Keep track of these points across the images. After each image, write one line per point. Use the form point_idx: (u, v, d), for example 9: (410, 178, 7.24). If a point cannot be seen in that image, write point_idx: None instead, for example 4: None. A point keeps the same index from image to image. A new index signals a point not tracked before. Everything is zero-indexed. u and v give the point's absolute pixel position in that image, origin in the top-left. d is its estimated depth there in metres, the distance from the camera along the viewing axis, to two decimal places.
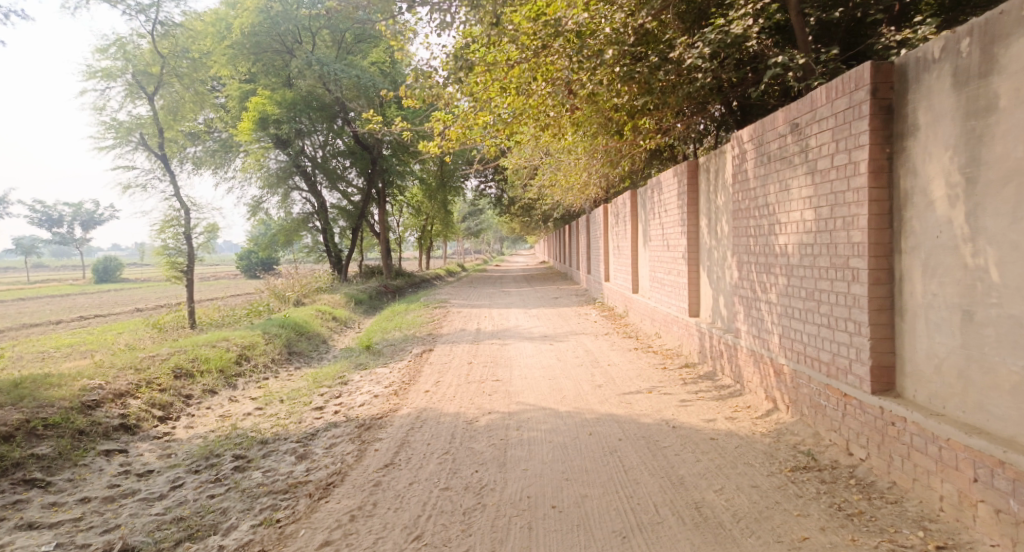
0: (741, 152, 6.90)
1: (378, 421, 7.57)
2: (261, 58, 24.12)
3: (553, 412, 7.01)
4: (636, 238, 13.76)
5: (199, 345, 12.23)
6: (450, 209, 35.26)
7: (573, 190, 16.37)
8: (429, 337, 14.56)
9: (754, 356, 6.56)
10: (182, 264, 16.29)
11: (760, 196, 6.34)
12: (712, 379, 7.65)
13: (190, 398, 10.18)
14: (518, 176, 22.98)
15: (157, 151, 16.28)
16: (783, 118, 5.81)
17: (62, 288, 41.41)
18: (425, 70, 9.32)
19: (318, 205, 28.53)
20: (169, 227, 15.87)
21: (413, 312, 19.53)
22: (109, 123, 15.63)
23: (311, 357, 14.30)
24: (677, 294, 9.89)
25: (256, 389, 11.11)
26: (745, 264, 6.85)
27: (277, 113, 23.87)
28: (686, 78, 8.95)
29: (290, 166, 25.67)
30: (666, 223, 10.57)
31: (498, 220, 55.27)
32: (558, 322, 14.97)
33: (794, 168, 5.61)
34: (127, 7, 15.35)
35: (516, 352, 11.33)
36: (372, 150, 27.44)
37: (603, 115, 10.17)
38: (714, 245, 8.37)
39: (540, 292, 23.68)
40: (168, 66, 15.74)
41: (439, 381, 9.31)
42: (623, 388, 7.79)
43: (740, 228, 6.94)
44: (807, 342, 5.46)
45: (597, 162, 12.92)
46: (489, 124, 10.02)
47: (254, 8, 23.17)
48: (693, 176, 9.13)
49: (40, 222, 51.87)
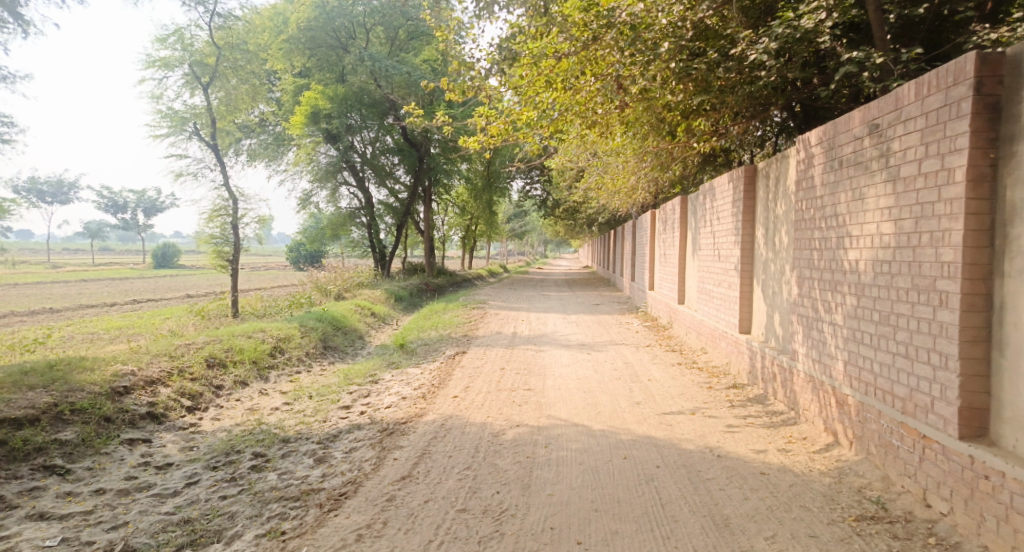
0: (807, 156, 6.29)
1: (402, 426, 7.13)
2: (316, 52, 23.90)
3: (586, 429, 6.49)
4: (684, 247, 13.14)
5: (233, 335, 11.99)
6: (495, 210, 34.96)
7: (620, 194, 15.81)
8: (465, 339, 14.13)
9: (813, 381, 5.94)
10: (228, 254, 16.20)
11: (828, 206, 5.73)
12: (763, 404, 7.04)
13: (221, 389, 9.66)
14: (565, 178, 22.50)
15: (211, 141, 16.22)
16: (860, 119, 5.20)
17: (118, 271, 42.21)
18: (470, 60, 8.82)
19: (365, 201, 28.46)
20: (217, 216, 15.78)
21: (452, 311, 19.19)
22: (164, 111, 15.64)
23: (346, 353, 13.98)
24: (727, 308, 9.27)
25: (287, 382, 10.73)
26: (806, 280, 6.23)
27: (328, 108, 23.82)
28: (748, 77, 8.34)
29: (339, 161, 25.59)
30: (718, 231, 9.95)
31: (544, 224, 54.92)
32: (598, 330, 14.42)
33: (871, 176, 4.99)
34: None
35: (553, 359, 10.82)
36: (419, 148, 27.27)
37: (656, 115, 9.59)
38: (771, 258, 7.75)
39: (582, 297, 23.13)
40: (225, 59, 15.84)
41: (469, 387, 8.86)
42: (664, 407, 7.23)
43: (802, 240, 6.32)
44: (878, 373, 4.84)
45: (647, 165, 12.36)
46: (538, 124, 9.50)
47: (311, 2, 23.19)
48: (750, 182, 8.51)
49: (102, 207, 53.14)
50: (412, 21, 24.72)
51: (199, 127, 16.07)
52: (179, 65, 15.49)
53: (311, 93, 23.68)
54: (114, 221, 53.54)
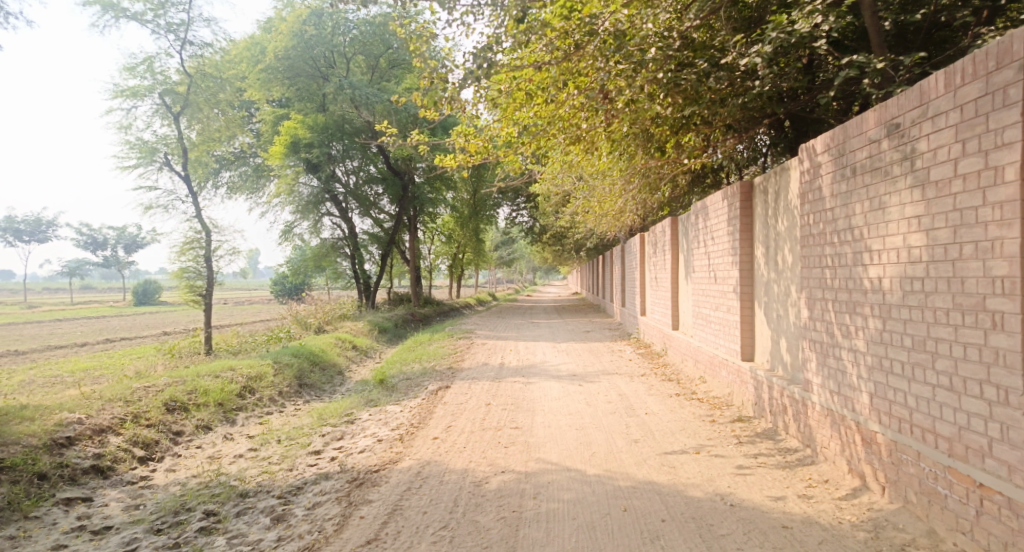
0: (812, 165, 5.73)
1: (373, 476, 6.39)
2: (296, 82, 23.37)
3: (578, 475, 5.80)
4: (676, 270, 12.56)
5: (201, 376, 11.22)
6: (482, 237, 34.47)
7: (607, 218, 15.25)
8: (449, 371, 13.42)
9: (832, 416, 5.31)
10: (202, 288, 15.44)
11: (839, 218, 5.16)
12: (775, 441, 6.38)
13: (180, 435, 8.91)
14: (550, 203, 21.99)
15: (184, 172, 15.55)
16: (875, 119, 4.64)
17: (100, 310, 41.10)
18: (442, 71, 8.19)
19: (348, 232, 27.77)
20: (189, 250, 15.06)
21: (437, 342, 18.48)
22: (132, 141, 14.96)
23: (324, 391, 13.22)
24: (727, 334, 8.66)
25: (257, 425, 9.95)
26: (817, 303, 5.63)
27: (308, 137, 23.09)
28: (740, 87, 7.84)
29: (321, 193, 24.90)
30: (712, 252, 9.38)
31: (532, 251, 54.54)
32: (589, 359, 13.75)
33: (892, 182, 4.42)
34: (158, 27, 14.87)
35: (542, 392, 10.14)
36: (403, 176, 26.94)
37: (643, 131, 9.03)
38: (773, 279, 7.16)
39: (571, 324, 22.53)
40: (198, 87, 15.25)
41: (450, 427, 8.14)
42: (664, 446, 6.56)
43: (811, 259, 5.72)
44: (914, 408, 4.21)
45: (634, 186, 11.84)
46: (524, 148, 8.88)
47: (289, 31, 22.75)
48: (747, 198, 7.94)
49: (84, 245, 52.11)
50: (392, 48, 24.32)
51: (171, 158, 15.42)
52: (149, 94, 14.86)
53: (290, 122, 22.98)
54: (97, 259, 52.57)
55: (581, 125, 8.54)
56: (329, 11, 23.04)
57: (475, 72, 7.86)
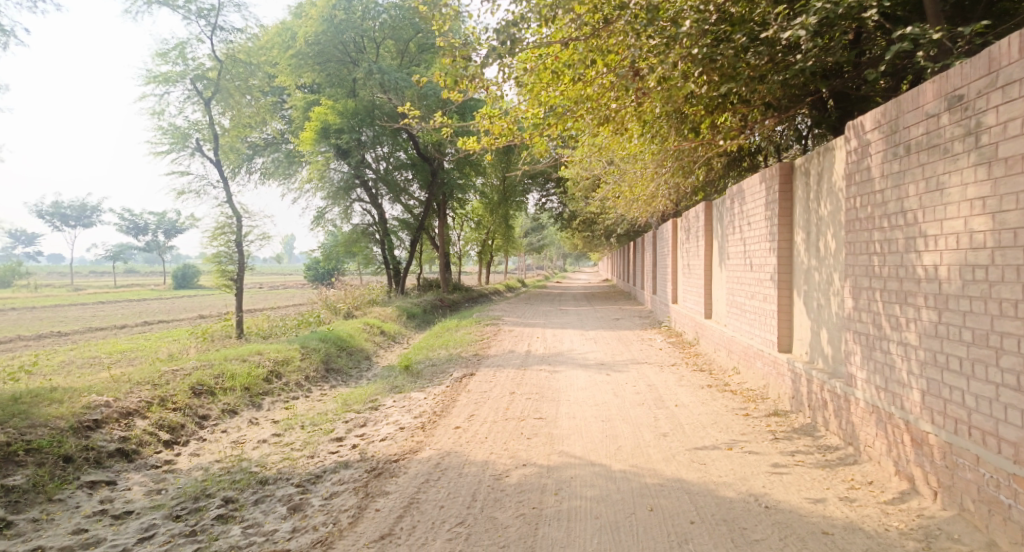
0: (860, 144, 5.33)
1: (392, 466, 6.19)
2: (327, 68, 23.17)
3: (603, 470, 5.52)
4: (710, 257, 12.16)
5: (227, 360, 11.14)
6: (512, 223, 34.21)
7: (638, 203, 14.84)
8: (476, 358, 13.20)
9: (878, 414, 4.95)
10: (232, 273, 15.39)
11: (889, 200, 4.77)
12: (814, 437, 6.03)
13: (206, 419, 8.80)
14: (580, 188, 21.60)
15: (216, 158, 15.49)
16: (933, 92, 4.24)
17: (140, 293, 41.70)
18: (467, 46, 7.84)
19: (378, 217, 27.69)
20: (221, 234, 15.00)
21: (464, 328, 18.29)
22: (165, 126, 14.92)
23: (350, 376, 13.11)
24: (762, 324, 8.28)
25: (282, 410, 9.83)
26: (863, 293, 5.25)
27: (339, 123, 22.91)
28: (781, 64, 7.46)
29: (352, 178, 24.79)
30: (748, 238, 8.97)
31: (562, 238, 54.16)
32: (618, 348, 13.43)
33: (953, 160, 4.03)
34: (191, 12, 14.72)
35: (569, 381, 9.87)
36: (433, 162, 26.60)
37: (676, 112, 8.64)
38: (814, 267, 6.77)
39: (600, 311, 22.18)
40: (229, 71, 15.13)
41: (473, 416, 7.91)
42: (695, 440, 6.25)
43: (857, 245, 5.34)
44: (974, 408, 3.85)
45: (667, 170, 11.44)
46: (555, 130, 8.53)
47: (320, 16, 22.53)
48: (787, 181, 7.53)
49: (126, 229, 52.92)
50: (422, 32, 24.04)
51: (203, 143, 15.36)
52: (181, 79, 14.79)
53: (320, 108, 22.76)
54: (138, 243, 53.37)
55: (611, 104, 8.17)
56: None
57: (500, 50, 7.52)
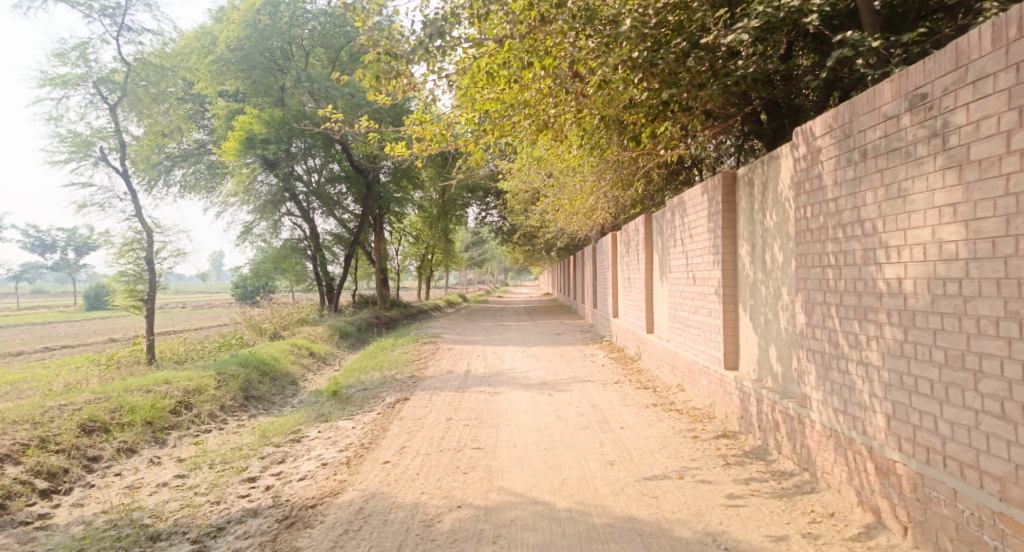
0: (808, 151, 5.02)
1: (307, 514, 5.59)
2: (252, 76, 22.35)
3: (545, 510, 5.04)
4: (650, 270, 11.87)
5: (130, 391, 10.24)
6: (451, 238, 33.66)
7: (576, 216, 14.51)
8: (409, 380, 12.57)
9: (836, 438, 4.61)
10: (143, 292, 14.30)
11: (844, 209, 4.46)
12: (767, 462, 5.68)
13: (96, 460, 8.09)
14: (518, 201, 21.22)
15: (122, 167, 14.46)
16: (891, 92, 3.97)
17: (48, 316, 39.05)
18: (395, 38, 7.22)
19: (310, 232, 26.70)
20: (128, 251, 13.96)
21: (399, 348, 17.60)
22: (64, 134, 13.84)
23: (273, 403, 12.29)
24: (707, 339, 7.96)
25: (189, 447, 9.10)
26: (816, 308, 4.93)
27: (264, 132, 21.81)
28: (722, 72, 7.19)
29: (281, 192, 23.78)
30: (691, 251, 8.67)
31: (502, 252, 53.82)
32: (559, 365, 12.99)
33: (918, 164, 3.74)
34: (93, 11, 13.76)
35: (507, 404, 9.37)
36: (368, 175, 25.93)
37: (616, 119, 8.31)
38: (761, 280, 6.46)
39: (541, 326, 21.80)
40: (137, 75, 14.16)
41: (404, 448, 7.32)
42: (643, 469, 5.83)
43: (809, 257, 5.01)
44: (950, 436, 3.53)
45: (606, 182, 11.14)
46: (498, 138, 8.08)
47: (242, 21, 21.56)
48: (729, 191, 7.24)
49: (32, 247, 49.78)
50: (354, 42, 23.37)
51: (107, 151, 14.33)
52: (82, 83, 13.76)
53: (245, 117, 21.63)
54: (47, 262, 50.26)
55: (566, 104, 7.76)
56: (286, 1, 21.98)
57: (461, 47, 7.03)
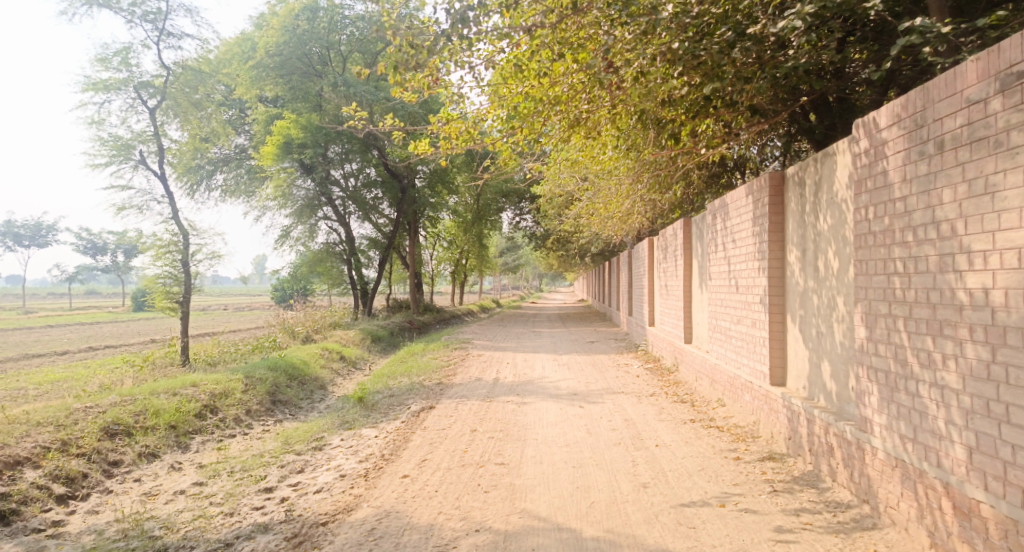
0: (869, 145, 4.49)
1: (317, 532, 5.21)
2: (290, 81, 22.19)
3: (573, 539, 4.58)
4: (688, 277, 11.32)
5: (156, 393, 10.03)
6: (485, 243, 33.38)
7: (612, 220, 14.02)
8: (438, 387, 12.19)
9: (902, 469, 4.09)
10: (178, 295, 14.14)
11: (913, 210, 3.94)
12: (821, 490, 5.15)
13: (117, 465, 7.81)
14: (553, 205, 20.79)
15: (160, 170, 14.40)
16: (976, 73, 3.47)
17: (94, 315, 39.67)
18: (421, 29, 6.82)
19: (345, 235, 26.63)
20: (165, 253, 13.81)
21: (431, 353, 17.26)
22: (104, 137, 13.84)
23: (300, 408, 12.01)
24: (750, 352, 7.42)
25: (212, 452, 8.79)
26: (879, 321, 4.39)
27: (301, 137, 21.72)
28: (770, 62, 6.61)
29: (317, 195, 23.70)
30: (733, 257, 8.13)
31: (537, 258, 53.44)
32: (592, 374, 12.51)
33: (1014, 155, 3.25)
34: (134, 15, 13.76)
35: (537, 415, 8.92)
36: (403, 179, 25.76)
37: (654, 115, 7.80)
38: (813, 289, 5.91)
39: (575, 334, 21.30)
40: (175, 79, 14.07)
41: (425, 461, 6.92)
42: (681, 494, 5.34)
43: (869, 264, 4.48)
44: None
45: (643, 185, 10.64)
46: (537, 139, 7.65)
47: (280, 26, 21.58)
48: (777, 192, 6.69)
49: (82, 249, 50.78)
50: None
51: (145, 154, 14.28)
52: (123, 87, 13.73)
53: (283, 122, 21.56)
54: (96, 263, 51.21)
55: (601, 98, 7.31)
56: (325, 6, 21.94)
57: (498, 39, 6.69)
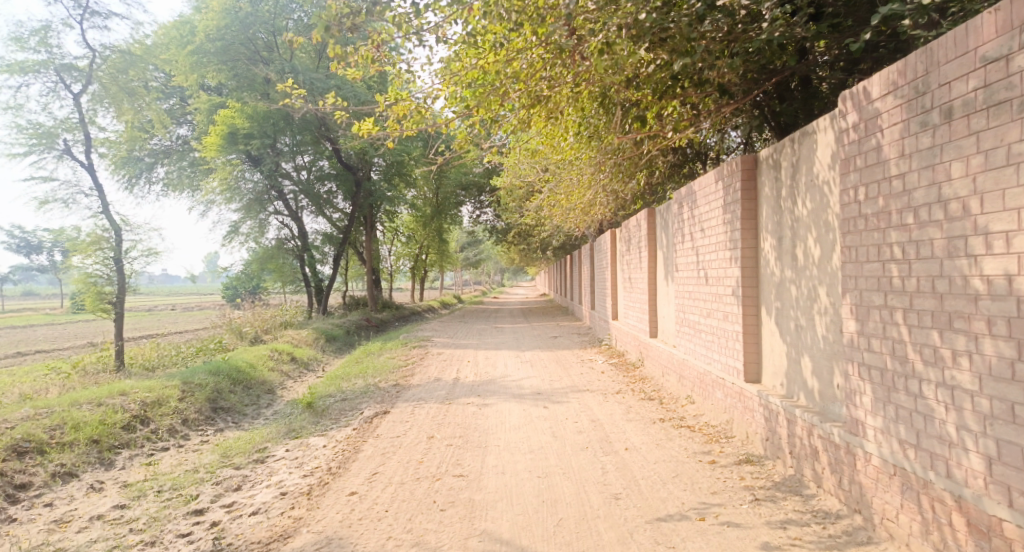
0: (858, 120, 4.10)
1: None
2: (234, 68, 21.30)
3: None
4: (653, 269, 10.92)
5: (79, 404, 9.25)
6: (444, 237, 32.70)
7: (573, 212, 13.55)
8: (393, 389, 11.59)
9: (902, 478, 3.68)
10: (111, 295, 13.22)
11: (915, 188, 3.59)
12: (805, 498, 4.73)
13: (25, 489, 7.22)
14: (512, 197, 20.26)
15: (89, 161, 13.47)
16: (992, 27, 3.14)
17: (33, 319, 37.82)
18: None
19: (298, 232, 25.70)
20: (95, 250, 12.86)
21: (387, 352, 16.62)
22: (25, 124, 12.85)
23: (244, 415, 11.29)
24: (722, 347, 7.01)
25: (139, 469, 8.13)
26: (873, 313, 3.98)
27: (247, 127, 20.75)
28: (742, 37, 6.20)
29: (266, 189, 22.74)
30: (702, 246, 7.71)
31: (498, 252, 52.83)
32: (555, 371, 12.03)
33: None
34: None
35: (498, 417, 8.40)
36: (357, 171, 24.93)
37: (619, 95, 7.32)
38: (791, 279, 5.50)
39: (536, 328, 20.81)
40: (104, 62, 13.14)
41: (376, 474, 6.36)
42: (656, 509, 4.89)
43: (861, 251, 4.07)
44: None
45: (605, 173, 10.20)
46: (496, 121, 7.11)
47: (222, 10, 20.56)
48: (750, 177, 6.28)
49: (20, 249, 48.34)
50: None
51: (71, 144, 13.34)
52: (44, 70, 12.75)
53: (227, 111, 20.60)
54: (35, 264, 48.73)
55: (563, 72, 6.81)
56: None
57: None
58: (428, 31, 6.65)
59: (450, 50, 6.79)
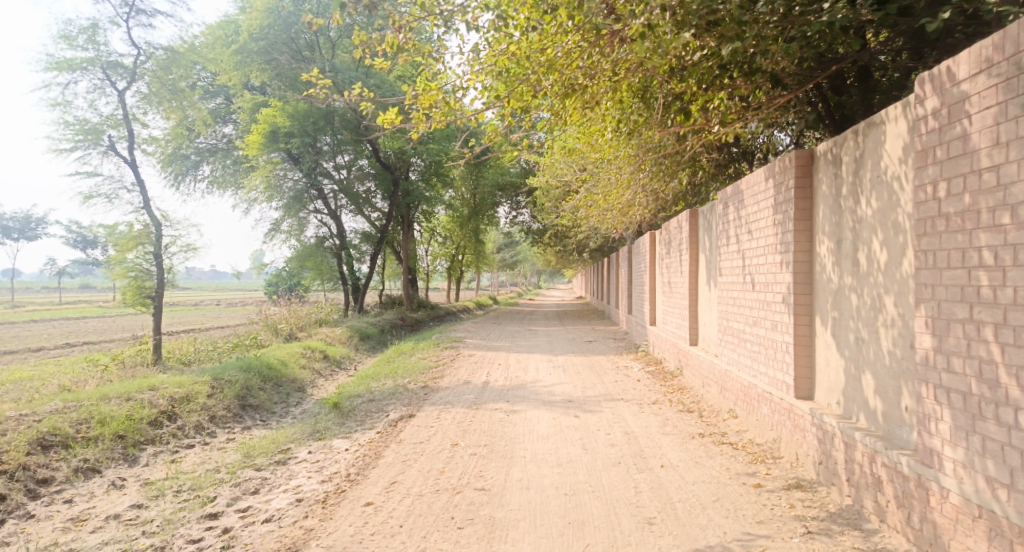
0: (938, 105, 3.64)
1: None
2: (277, 67, 21.19)
3: None
4: (694, 273, 10.38)
5: (107, 398, 9.07)
6: (482, 239, 32.43)
7: (612, 213, 13.07)
8: (423, 392, 11.25)
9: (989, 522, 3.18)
10: (150, 290, 13.04)
11: (1015, 180, 3.16)
12: (866, 534, 4.23)
13: (46, 484, 7.01)
14: (549, 197, 19.81)
15: (133, 157, 13.44)
16: None
17: (80, 310, 38.48)
18: None
19: (335, 230, 25.64)
20: (134, 244, 12.68)
21: (420, 352, 16.31)
22: (70, 120, 12.90)
23: (272, 414, 11.05)
24: (769, 358, 6.48)
25: (162, 466, 7.87)
26: (954, 328, 3.52)
27: (288, 125, 20.71)
28: (800, 21, 5.69)
29: (306, 188, 22.71)
30: (748, 249, 7.18)
31: (535, 254, 52.37)
32: (589, 378, 11.56)
33: None
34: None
35: (528, 426, 7.98)
36: (395, 170, 24.78)
37: (662, 85, 6.85)
38: (850, 286, 4.97)
39: (571, 332, 20.31)
40: (148, 58, 13.08)
41: (394, 484, 5.98)
42: (696, 539, 4.42)
43: (940, 255, 3.59)
44: None
45: (646, 171, 9.69)
46: (529, 114, 6.73)
47: (265, 7, 20.53)
48: (805, 173, 5.74)
49: (71, 242, 49.34)
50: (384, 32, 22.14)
51: (115, 140, 13.33)
52: (89, 66, 12.76)
53: (268, 109, 20.48)
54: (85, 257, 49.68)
55: (601, 59, 6.40)
56: None
57: None
58: (457, 17, 6.32)
59: (482, 37, 6.42)
